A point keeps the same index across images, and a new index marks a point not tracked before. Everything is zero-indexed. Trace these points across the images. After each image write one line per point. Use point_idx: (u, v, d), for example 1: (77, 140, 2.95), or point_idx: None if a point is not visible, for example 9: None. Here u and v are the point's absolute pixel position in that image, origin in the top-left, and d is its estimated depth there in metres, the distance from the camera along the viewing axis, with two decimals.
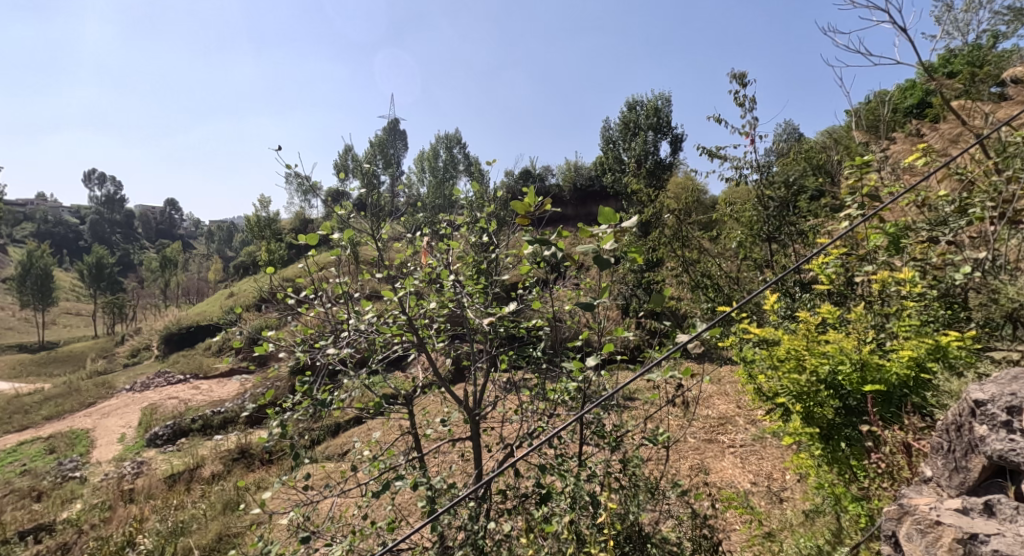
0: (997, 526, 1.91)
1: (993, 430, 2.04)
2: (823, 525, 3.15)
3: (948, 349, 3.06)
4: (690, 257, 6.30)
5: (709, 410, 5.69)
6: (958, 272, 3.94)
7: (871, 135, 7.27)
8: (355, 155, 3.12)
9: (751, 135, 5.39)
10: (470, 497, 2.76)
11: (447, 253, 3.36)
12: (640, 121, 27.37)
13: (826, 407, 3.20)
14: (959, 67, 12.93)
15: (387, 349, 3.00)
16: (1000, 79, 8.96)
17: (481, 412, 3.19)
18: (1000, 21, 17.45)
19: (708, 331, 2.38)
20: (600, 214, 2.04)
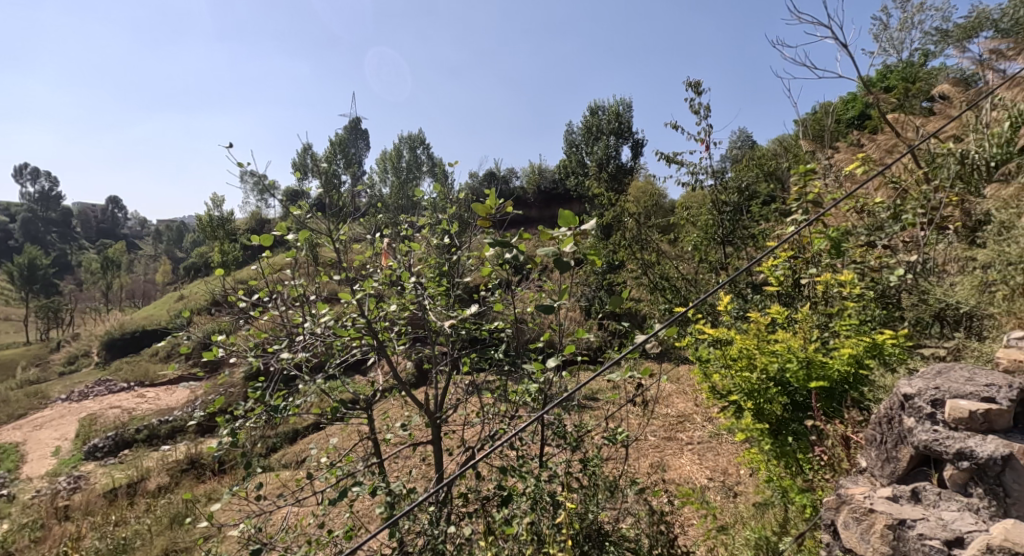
0: (922, 511, 2.05)
1: (920, 422, 2.18)
2: (773, 516, 3.29)
3: (883, 346, 3.26)
4: (649, 259, 6.47)
5: (668, 409, 5.86)
6: (893, 274, 4.20)
7: (817, 145, 7.69)
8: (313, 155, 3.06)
9: (706, 141, 5.59)
10: (431, 501, 2.75)
11: (409, 255, 3.35)
12: (601, 125, 27.94)
13: (775, 403, 3.38)
14: (894, 82, 13.85)
15: (345, 353, 2.95)
16: (929, 94, 9.63)
17: (443, 416, 3.17)
18: (930, 42, 18.83)
19: (665, 331, 2.44)
20: (560, 217, 2.07)
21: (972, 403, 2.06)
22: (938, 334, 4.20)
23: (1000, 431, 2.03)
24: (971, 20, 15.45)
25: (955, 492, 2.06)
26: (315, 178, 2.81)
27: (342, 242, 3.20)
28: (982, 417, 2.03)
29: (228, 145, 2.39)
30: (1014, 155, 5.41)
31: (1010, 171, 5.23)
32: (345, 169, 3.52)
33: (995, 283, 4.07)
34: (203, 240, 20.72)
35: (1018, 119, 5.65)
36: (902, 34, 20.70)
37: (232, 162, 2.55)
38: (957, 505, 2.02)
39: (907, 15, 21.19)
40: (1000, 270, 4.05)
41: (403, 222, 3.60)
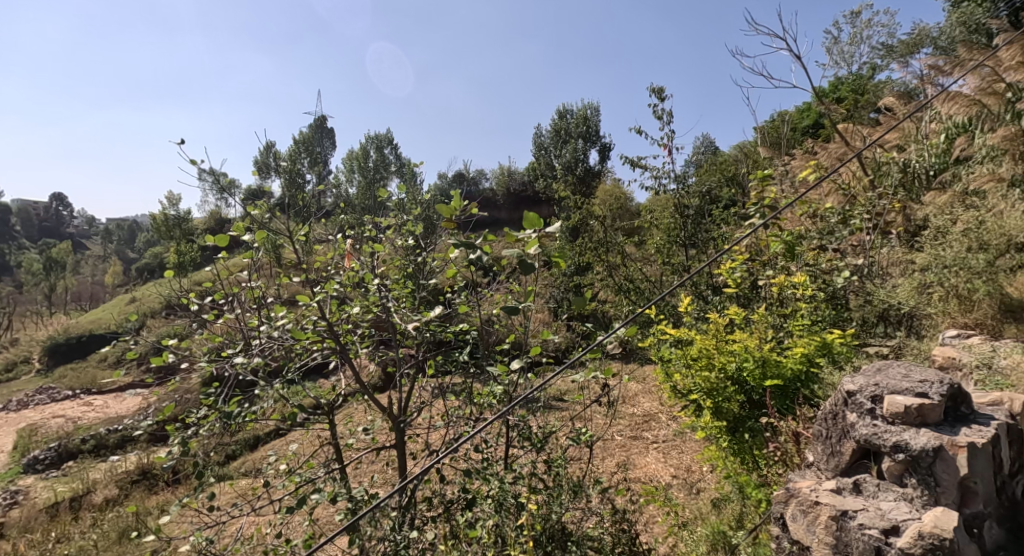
0: (863, 502, 2.16)
1: (862, 417, 2.30)
2: (730, 511, 3.39)
3: (833, 346, 3.39)
4: (614, 261, 6.57)
5: (635, 408, 5.98)
6: (843, 276, 4.37)
7: (774, 151, 7.98)
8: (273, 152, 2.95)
9: (669, 146, 5.72)
10: (393, 506, 2.71)
11: (372, 256, 3.30)
12: (569, 129, 28.31)
13: (733, 401, 3.49)
14: (844, 94, 14.56)
15: (305, 357, 2.87)
16: (876, 106, 10.14)
17: (407, 420, 3.13)
18: (877, 57, 19.87)
19: (627, 331, 2.48)
20: (525, 220, 2.07)
21: (907, 398, 2.18)
22: (882, 333, 4.43)
23: (932, 424, 2.15)
24: (914, 37, 16.35)
25: (892, 483, 2.18)
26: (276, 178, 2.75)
27: (304, 242, 3.14)
28: (915, 411, 2.15)
29: (179, 143, 2.30)
30: (951, 164, 5.75)
31: (947, 180, 5.57)
32: (308, 168, 3.45)
33: (933, 284, 4.32)
34: (157, 240, 19.87)
35: (954, 130, 6.01)
36: (852, 48, 21.77)
37: (188, 161, 2.47)
38: (894, 496, 2.14)
39: (856, 30, 22.31)
40: (937, 273, 4.30)
41: (367, 223, 3.54)
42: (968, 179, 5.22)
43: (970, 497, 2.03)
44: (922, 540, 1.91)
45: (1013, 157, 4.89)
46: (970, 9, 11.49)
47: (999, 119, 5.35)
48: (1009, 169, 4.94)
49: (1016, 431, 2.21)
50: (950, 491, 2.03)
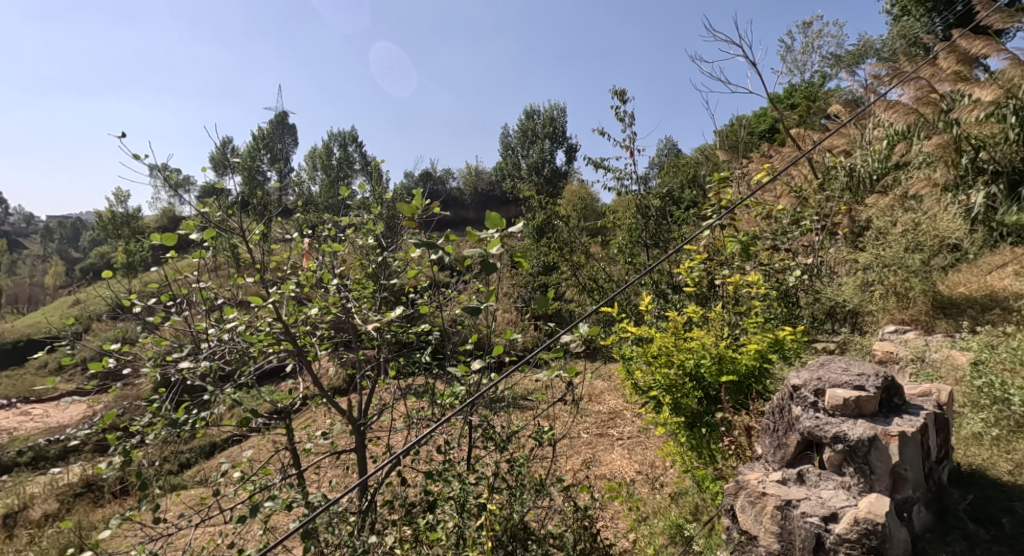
0: (806, 492, 2.26)
1: (805, 410, 2.40)
2: (688, 504, 3.47)
3: (784, 342, 3.53)
4: (578, 261, 6.64)
5: (600, 406, 6.06)
6: (794, 274, 4.54)
7: (731, 154, 8.24)
8: (237, 148, 2.77)
9: (630, 148, 5.83)
10: (352, 512, 2.64)
11: (331, 256, 3.22)
12: (536, 129, 28.55)
13: (691, 397, 3.58)
14: (797, 100, 15.19)
15: (260, 360, 2.77)
16: (825, 113, 10.60)
17: (367, 422, 3.06)
18: (826, 66, 20.83)
19: (590, 330, 2.51)
20: (487, 219, 2.05)
21: (845, 391, 2.29)
22: (830, 329, 4.62)
23: (868, 416, 2.27)
24: (860, 48, 17.20)
25: (832, 472, 2.28)
26: (236, 174, 2.66)
27: (260, 241, 3.04)
28: (853, 403, 2.26)
29: (125, 136, 2.17)
30: (891, 169, 6.07)
31: (889, 183, 5.89)
32: (268, 165, 3.38)
33: (875, 283, 4.54)
34: (104, 239, 18.97)
35: (894, 137, 6.33)
36: (804, 57, 22.70)
37: (139, 158, 2.35)
38: (834, 484, 2.24)
39: (808, 40, 23.36)
40: (878, 271, 4.53)
41: (326, 222, 3.46)
42: (907, 183, 5.51)
43: (901, 484, 2.14)
44: (857, 526, 2.02)
45: (947, 163, 5.19)
46: (909, 23, 12.17)
47: (935, 127, 5.66)
48: (943, 174, 5.23)
49: (942, 420, 2.36)
50: (884, 478, 2.14)
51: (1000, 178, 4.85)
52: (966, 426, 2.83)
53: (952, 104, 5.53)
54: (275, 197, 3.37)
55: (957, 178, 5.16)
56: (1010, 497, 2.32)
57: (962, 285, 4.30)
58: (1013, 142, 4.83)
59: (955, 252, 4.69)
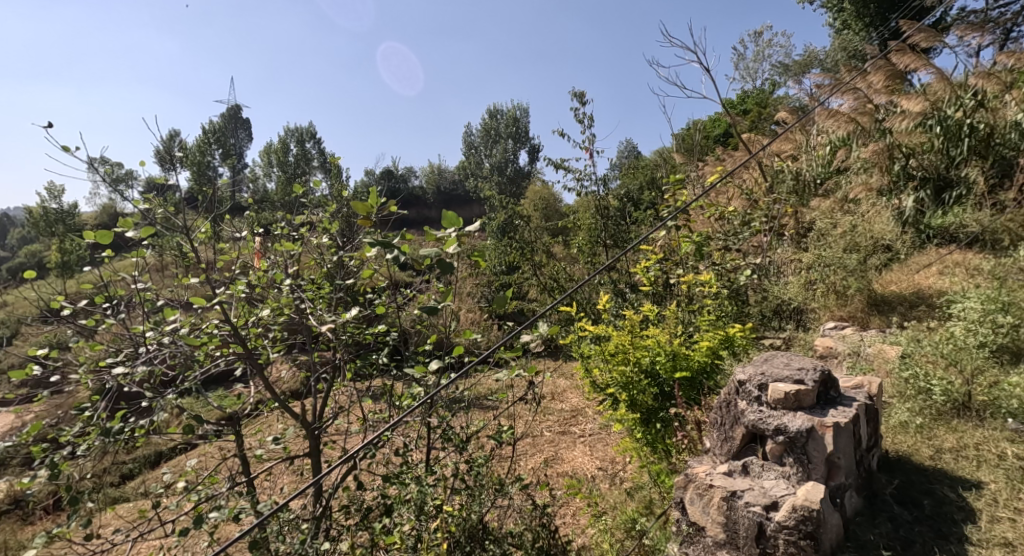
0: (750, 482, 2.36)
1: (750, 404, 2.51)
2: (643, 498, 3.55)
3: (734, 338, 3.66)
4: (539, 261, 6.70)
5: (562, 404, 6.12)
6: (745, 274, 4.70)
7: (687, 157, 8.50)
8: (184, 142, 2.61)
9: (590, 149, 5.92)
10: (306, 519, 2.54)
11: (283, 256, 3.12)
12: (499, 129, 28.75)
13: (647, 394, 3.64)
14: (749, 106, 15.83)
15: (206, 363, 2.64)
16: (773, 118, 11.06)
17: (322, 426, 2.96)
18: (775, 73, 21.80)
19: (549, 329, 2.51)
20: (444, 219, 2.02)
21: (787, 385, 2.40)
22: (777, 326, 4.81)
23: (807, 408, 2.38)
24: (806, 58, 18.07)
25: (773, 463, 2.38)
26: (182, 168, 2.49)
27: (207, 239, 2.91)
28: (793, 397, 2.37)
29: (50, 126, 1.99)
30: (833, 174, 6.39)
31: (832, 187, 6.20)
32: (219, 160, 3.23)
33: (818, 281, 4.76)
34: (37, 236, 17.78)
35: (836, 144, 6.67)
36: (755, 65, 23.62)
37: (70, 150, 2.14)
38: (775, 474, 2.35)
39: (759, 49, 24.43)
40: (820, 270, 4.75)
41: (278, 220, 3.35)
42: (847, 188, 5.81)
43: (835, 472, 2.26)
44: (795, 513, 2.12)
45: (882, 169, 5.50)
46: (850, 37, 12.91)
47: (872, 135, 5.99)
48: (879, 180, 5.54)
49: (873, 409, 2.50)
50: (820, 467, 2.25)
51: (928, 184, 5.19)
52: (894, 415, 3.00)
53: (887, 114, 5.87)
54: (226, 192, 3.26)
55: (890, 184, 5.47)
56: (930, 480, 2.49)
57: (893, 284, 4.58)
58: (939, 150, 5.17)
59: (888, 252, 5.00)
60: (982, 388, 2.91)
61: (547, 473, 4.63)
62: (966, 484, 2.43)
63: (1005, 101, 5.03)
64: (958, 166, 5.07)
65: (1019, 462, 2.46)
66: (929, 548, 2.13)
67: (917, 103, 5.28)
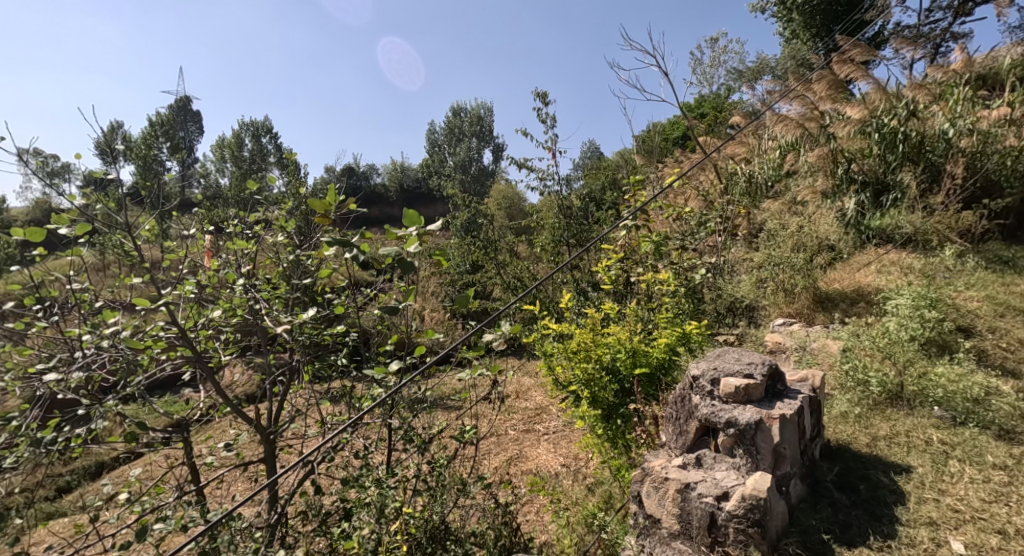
0: (703, 473, 2.44)
1: (703, 398, 2.60)
2: (603, 493, 3.60)
3: (690, 335, 3.77)
4: (502, 260, 6.72)
5: (526, 402, 6.16)
6: (700, 272, 4.85)
7: (647, 158, 8.70)
8: (128, 134, 2.47)
9: (553, 149, 5.98)
10: (260, 527, 2.46)
11: (235, 256, 3.02)
12: (463, 127, 28.95)
13: (608, 390, 3.70)
14: (705, 110, 16.36)
15: (150, 368, 2.51)
16: (728, 122, 11.44)
17: (278, 430, 2.87)
18: (729, 79, 22.61)
19: (512, 328, 2.52)
20: (405, 217, 1.98)
21: (737, 380, 2.50)
22: (730, 323, 4.98)
23: (755, 401, 2.49)
24: (758, 65, 18.80)
25: (725, 454, 2.48)
26: (124, 161, 2.36)
27: (153, 237, 2.78)
28: (743, 390, 2.47)
29: None
30: (783, 176, 6.66)
31: (782, 189, 6.46)
32: (167, 154, 3.10)
33: (768, 279, 4.95)
34: None
35: (785, 147, 6.95)
36: (711, 70, 24.41)
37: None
38: (726, 466, 2.44)
39: (715, 55, 25.25)
40: (770, 269, 4.95)
41: (231, 217, 3.24)
42: (796, 190, 6.07)
43: (782, 461, 2.36)
44: (744, 502, 2.21)
45: (826, 173, 5.77)
46: (798, 46, 13.52)
47: (818, 140, 6.28)
48: (824, 183, 5.81)
49: (816, 401, 2.62)
50: (767, 457, 2.35)
51: (868, 187, 5.48)
52: (836, 406, 3.16)
53: (832, 120, 6.17)
54: (175, 188, 3.15)
55: (834, 187, 5.75)
56: (866, 466, 2.64)
57: (837, 282, 4.80)
58: (878, 156, 5.46)
59: (832, 252, 5.27)
60: (913, 379, 3.11)
61: (510, 472, 4.64)
62: (898, 468, 2.59)
63: (935, 111, 5.37)
64: (895, 171, 5.38)
65: (943, 447, 2.67)
66: (864, 530, 2.26)
67: (858, 110, 5.57)
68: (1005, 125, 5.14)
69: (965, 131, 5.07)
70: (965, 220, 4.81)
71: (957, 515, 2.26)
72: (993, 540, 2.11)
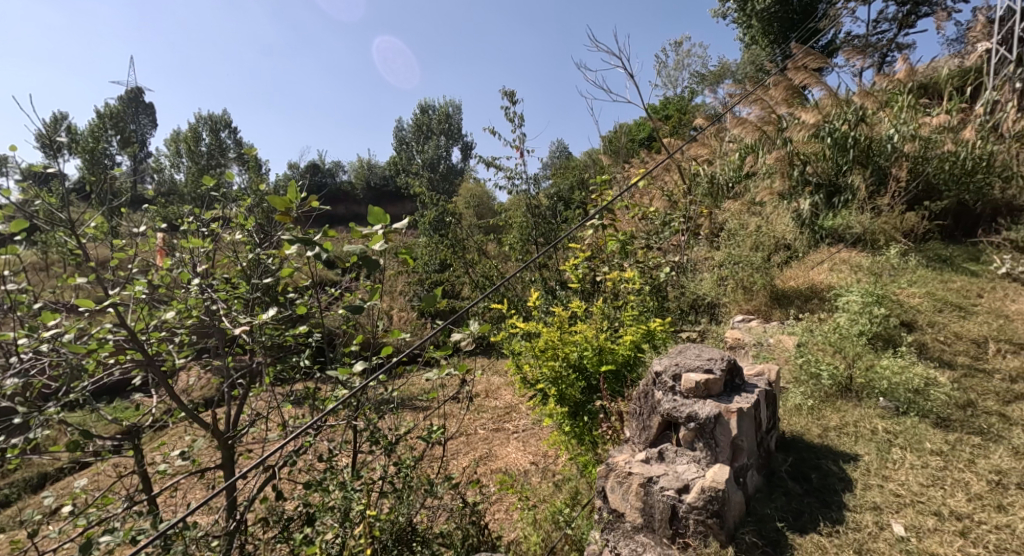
0: (665, 467, 2.50)
1: (665, 394, 2.66)
2: (570, 489, 3.63)
3: (654, 332, 3.85)
4: (470, 260, 6.71)
5: (496, 401, 6.16)
6: (664, 271, 4.97)
7: (614, 158, 8.83)
8: (73, 127, 2.34)
9: (520, 148, 6.00)
10: (218, 535, 2.37)
11: (190, 255, 2.91)
12: (431, 125, 28.75)
13: (575, 388, 3.73)
14: (669, 112, 16.73)
15: (96, 373, 2.39)
16: (691, 124, 11.72)
17: (236, 435, 2.77)
18: (692, 82, 23.21)
19: (479, 326, 2.51)
20: (369, 215, 1.96)
21: (697, 375, 2.57)
22: (693, 320, 5.10)
23: (715, 395, 2.56)
24: (720, 69, 19.34)
25: (686, 448, 2.54)
26: (68, 155, 2.24)
27: (100, 235, 2.64)
28: (703, 385, 2.54)
29: None
30: (743, 178, 6.86)
31: (742, 190, 6.67)
32: (117, 147, 2.97)
33: (728, 277, 5.09)
34: None
35: (745, 150, 7.15)
36: (675, 73, 24.96)
37: None
38: (687, 459, 2.50)
39: (679, 59, 25.84)
40: (730, 268, 5.09)
41: (185, 214, 3.12)
42: (754, 191, 6.27)
43: (739, 453, 2.43)
44: (704, 494, 2.27)
45: (783, 175, 5.98)
46: (757, 52, 13.98)
47: (775, 143, 6.50)
48: (780, 184, 6.02)
49: (772, 395, 2.72)
50: (725, 450, 2.41)
51: (822, 189, 5.71)
52: (790, 399, 3.28)
53: (788, 124, 6.39)
54: (125, 183, 3.02)
55: (790, 188, 5.96)
56: (818, 455, 2.75)
57: (792, 280, 4.97)
58: (831, 160, 5.69)
59: (789, 251, 5.46)
60: (861, 372, 3.25)
61: (480, 471, 4.63)
62: (846, 457, 2.71)
63: (882, 117, 5.64)
64: (846, 173, 5.62)
65: (887, 435, 2.81)
66: (815, 517, 2.36)
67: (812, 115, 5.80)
68: (945, 131, 5.44)
69: (909, 137, 5.34)
70: (909, 221, 5.07)
71: (899, 499, 2.39)
72: (930, 522, 2.24)
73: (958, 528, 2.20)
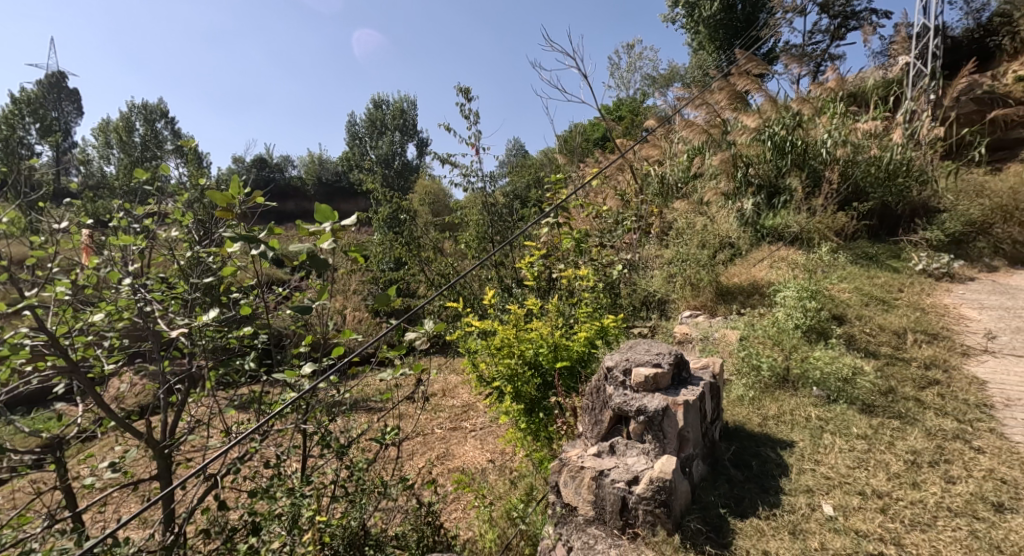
0: (616, 460, 2.55)
1: (616, 388, 2.72)
2: (526, 485, 3.66)
3: (607, 328, 3.93)
4: (426, 257, 6.65)
5: (453, 400, 6.12)
6: (617, 269, 5.08)
7: (569, 158, 8.95)
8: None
9: (476, 146, 5.98)
10: (153, 548, 2.24)
11: (120, 253, 2.73)
12: (386, 121, 28.25)
13: (531, 385, 3.75)
14: (623, 113, 17.14)
15: (13, 381, 2.20)
16: (643, 125, 12.03)
17: (174, 443, 2.63)
18: (643, 84, 23.87)
19: (433, 325, 2.49)
20: (316, 212, 1.89)
21: (646, 369, 2.64)
22: (645, 316, 5.24)
23: (663, 389, 2.64)
24: (669, 72, 19.97)
25: (635, 441, 2.60)
26: None
27: (16, 232, 2.45)
28: (651, 379, 2.62)
29: None
30: (691, 178, 7.09)
31: (690, 190, 6.90)
32: (38, 136, 2.76)
33: (677, 275, 5.26)
34: None
35: (692, 151, 7.39)
36: (627, 75, 25.59)
37: None
38: (636, 451, 2.56)
39: (632, 61, 26.50)
40: (679, 266, 5.26)
41: (115, 209, 2.92)
42: (702, 192, 6.49)
43: (685, 444, 2.52)
44: (652, 485, 2.33)
45: (728, 176, 6.22)
46: (705, 57, 14.52)
47: (720, 144, 6.75)
48: (726, 185, 6.26)
49: (716, 387, 2.82)
50: (673, 441, 2.49)
51: (763, 190, 5.98)
52: (734, 391, 3.42)
53: (732, 126, 6.65)
54: (46, 175, 2.82)
55: (735, 189, 6.21)
56: (758, 443, 2.88)
57: (737, 276, 5.18)
58: (772, 161, 5.97)
59: (734, 249, 5.69)
60: (798, 363, 3.43)
61: (436, 472, 4.59)
62: (783, 444, 2.86)
63: (818, 122, 5.95)
64: (785, 175, 5.90)
65: (820, 422, 2.97)
66: (754, 502, 2.47)
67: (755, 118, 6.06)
68: (874, 136, 5.80)
69: (841, 141, 5.67)
70: (841, 221, 5.38)
71: (829, 481, 2.53)
72: (855, 501, 2.39)
73: (879, 506, 2.36)
